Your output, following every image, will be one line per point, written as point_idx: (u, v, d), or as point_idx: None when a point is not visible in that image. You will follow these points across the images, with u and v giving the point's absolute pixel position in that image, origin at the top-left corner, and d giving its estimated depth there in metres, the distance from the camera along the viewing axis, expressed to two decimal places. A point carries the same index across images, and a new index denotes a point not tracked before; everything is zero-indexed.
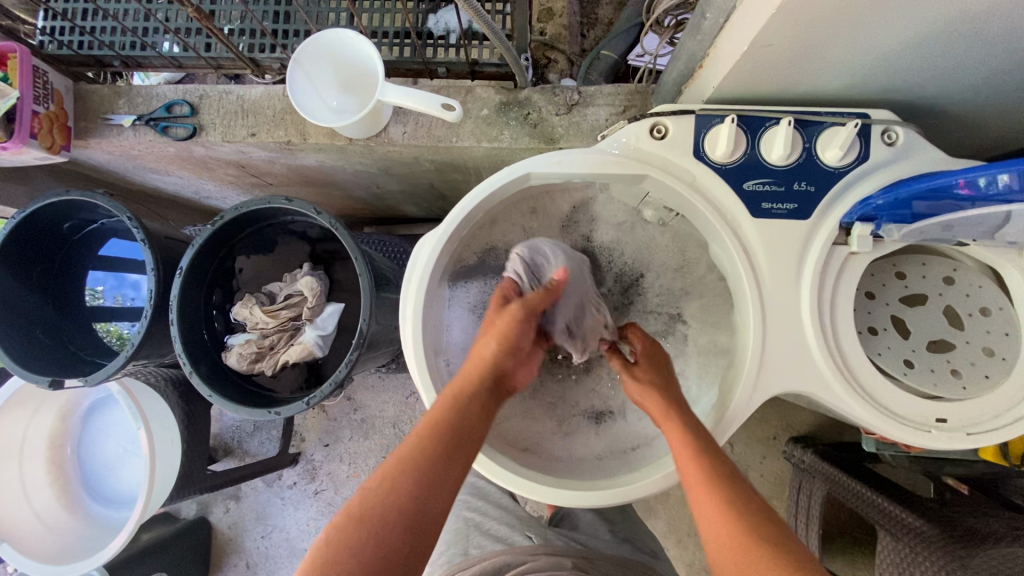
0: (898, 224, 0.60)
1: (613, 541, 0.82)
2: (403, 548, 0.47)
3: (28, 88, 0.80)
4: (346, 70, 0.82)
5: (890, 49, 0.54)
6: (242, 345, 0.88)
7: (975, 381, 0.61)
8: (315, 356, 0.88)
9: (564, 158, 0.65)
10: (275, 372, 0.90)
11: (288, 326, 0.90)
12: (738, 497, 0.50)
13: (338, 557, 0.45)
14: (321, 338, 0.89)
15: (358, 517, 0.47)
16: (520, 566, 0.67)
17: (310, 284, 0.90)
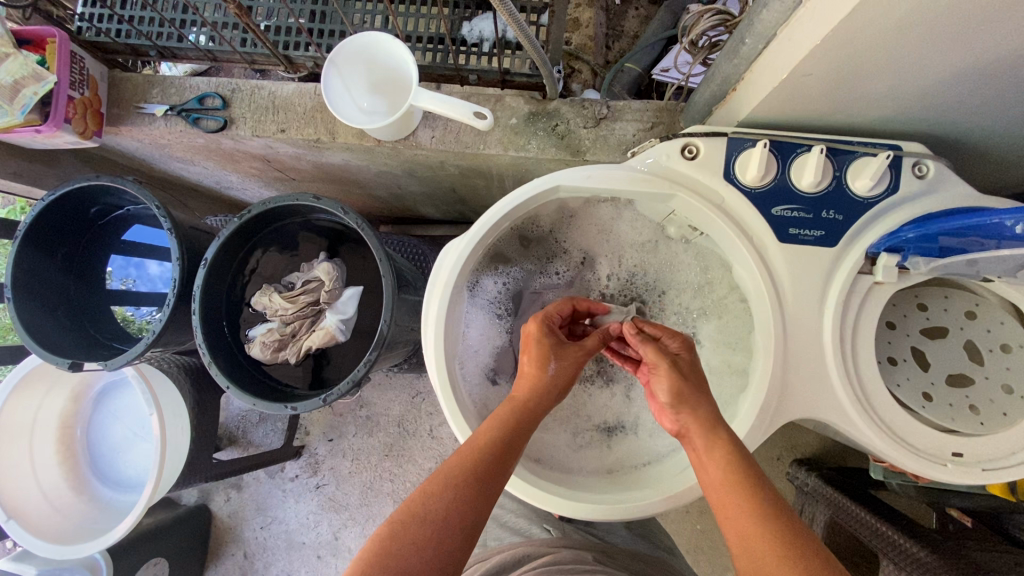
0: (924, 257, 0.59)
1: (627, 540, 0.82)
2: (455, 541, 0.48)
3: (65, 73, 0.81)
4: (379, 73, 0.82)
5: (929, 85, 0.54)
6: (266, 335, 0.89)
7: (993, 418, 0.61)
8: (338, 341, 0.90)
9: (595, 173, 0.65)
10: (298, 360, 0.91)
11: (308, 309, 0.92)
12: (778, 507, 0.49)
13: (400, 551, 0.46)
14: (342, 323, 0.90)
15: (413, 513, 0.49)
16: (537, 563, 0.68)
17: (327, 270, 0.91)
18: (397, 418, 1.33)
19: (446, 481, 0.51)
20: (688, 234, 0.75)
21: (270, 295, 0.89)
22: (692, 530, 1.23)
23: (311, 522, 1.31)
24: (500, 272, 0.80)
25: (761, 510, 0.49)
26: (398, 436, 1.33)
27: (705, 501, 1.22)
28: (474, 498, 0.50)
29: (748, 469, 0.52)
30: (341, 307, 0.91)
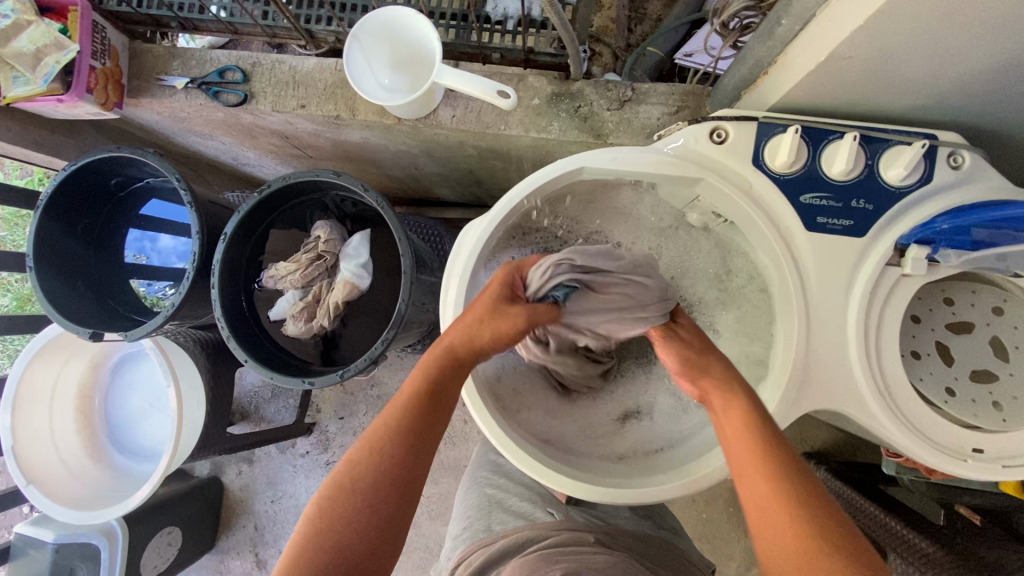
0: (956, 250, 0.59)
1: (633, 518, 0.82)
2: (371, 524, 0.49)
3: (87, 43, 0.81)
4: (401, 49, 0.81)
5: (970, 72, 0.53)
6: (296, 311, 0.89)
7: (1017, 415, 0.60)
8: (361, 289, 0.90)
9: (620, 156, 0.64)
10: (332, 324, 0.91)
11: (316, 261, 0.91)
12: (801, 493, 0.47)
13: (326, 531, 0.48)
14: (359, 270, 0.91)
15: (344, 487, 0.50)
16: (544, 540, 0.68)
17: (320, 225, 0.91)
18: None
19: (377, 448, 0.51)
20: (710, 220, 0.74)
21: (273, 266, 0.90)
22: (697, 519, 1.24)
23: None
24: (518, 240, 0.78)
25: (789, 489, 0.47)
26: None
27: (712, 490, 1.23)
28: (394, 472, 0.51)
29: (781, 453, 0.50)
30: (351, 252, 0.91)
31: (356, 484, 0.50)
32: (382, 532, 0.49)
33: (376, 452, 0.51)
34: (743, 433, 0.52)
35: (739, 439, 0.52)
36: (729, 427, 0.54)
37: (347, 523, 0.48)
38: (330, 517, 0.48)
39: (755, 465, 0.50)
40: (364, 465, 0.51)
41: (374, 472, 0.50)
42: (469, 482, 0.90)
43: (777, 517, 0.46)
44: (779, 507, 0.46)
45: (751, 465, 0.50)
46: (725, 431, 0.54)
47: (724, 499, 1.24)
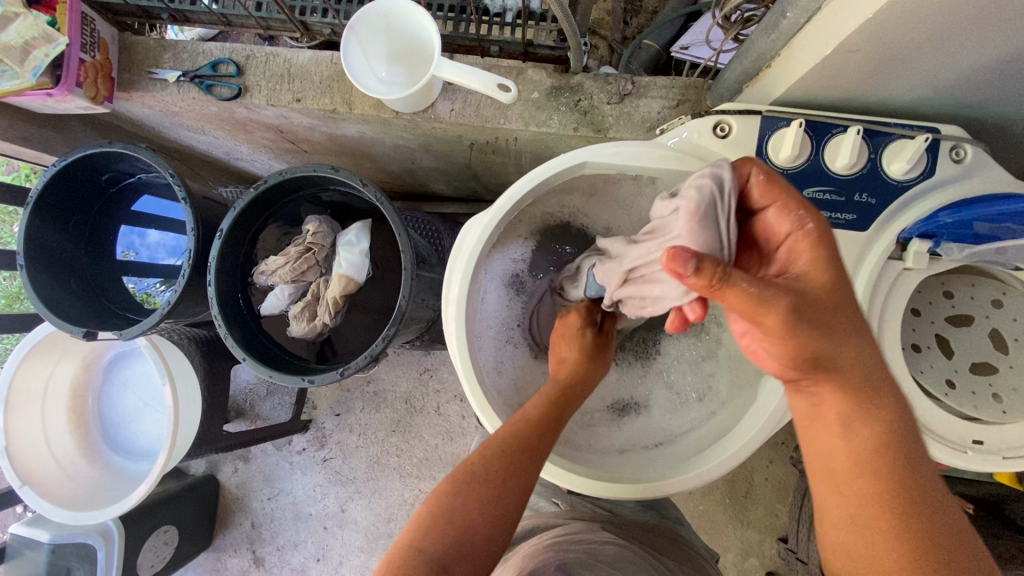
0: (959, 244, 0.59)
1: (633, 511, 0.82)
2: (484, 521, 0.52)
3: (77, 36, 0.79)
4: (398, 42, 0.80)
5: (974, 66, 0.53)
6: (297, 312, 0.88)
7: (1016, 407, 0.61)
8: (359, 282, 0.89)
9: (622, 150, 0.63)
10: (334, 320, 0.90)
11: (306, 254, 0.88)
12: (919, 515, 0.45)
13: (442, 519, 0.51)
14: (355, 264, 0.88)
15: (458, 483, 0.54)
16: (558, 525, 0.68)
17: (310, 219, 0.89)
18: (405, 395, 1.34)
19: (496, 449, 0.57)
20: None
21: (263, 261, 0.87)
22: (694, 511, 1.25)
23: (319, 494, 1.33)
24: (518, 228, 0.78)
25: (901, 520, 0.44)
26: (405, 412, 1.33)
27: (708, 482, 1.24)
28: (511, 471, 0.55)
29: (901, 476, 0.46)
30: (350, 242, 0.89)
31: (474, 481, 0.54)
32: (478, 550, 0.50)
33: (496, 453, 0.56)
34: (851, 454, 0.47)
35: (844, 454, 0.47)
36: (833, 449, 0.48)
37: (464, 517, 0.51)
38: (433, 529, 0.50)
39: (861, 486, 0.46)
40: (477, 466, 0.55)
41: (486, 472, 0.55)
42: None
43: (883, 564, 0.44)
44: (879, 529, 0.45)
45: (855, 480, 0.46)
46: (825, 452, 0.48)
47: (721, 492, 1.25)
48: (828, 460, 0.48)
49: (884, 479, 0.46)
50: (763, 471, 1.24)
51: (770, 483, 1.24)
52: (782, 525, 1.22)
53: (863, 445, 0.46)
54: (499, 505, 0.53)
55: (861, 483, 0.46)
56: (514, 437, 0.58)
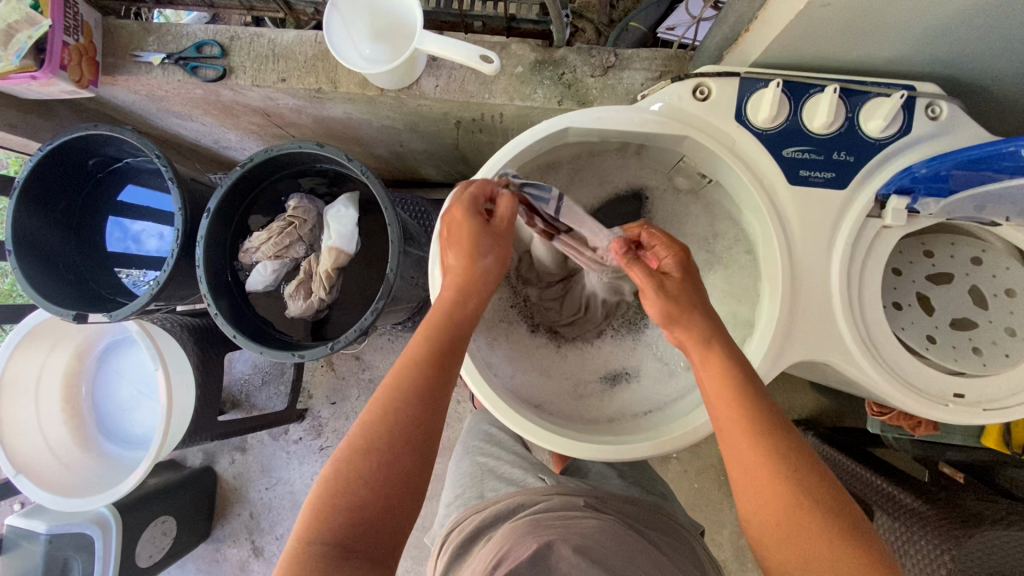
0: (935, 198, 0.60)
1: (624, 484, 0.82)
2: (402, 474, 0.50)
3: (60, 18, 0.79)
4: (381, 18, 0.81)
5: (948, 18, 0.53)
6: (292, 290, 0.89)
7: (996, 359, 0.62)
8: (349, 253, 0.89)
9: (604, 114, 0.64)
10: (330, 295, 0.90)
11: (288, 229, 0.88)
12: (792, 457, 0.49)
13: (348, 487, 0.48)
14: (343, 236, 0.88)
15: (359, 449, 0.49)
16: (534, 505, 0.68)
17: (292, 198, 0.90)
18: None
19: (399, 397, 0.52)
20: (696, 183, 0.75)
21: (247, 240, 0.88)
22: (689, 489, 1.25)
23: None
24: None
25: (778, 455, 0.49)
26: None
27: (703, 460, 1.25)
28: (420, 413, 0.52)
29: (767, 418, 0.51)
30: (339, 213, 0.89)
31: (372, 440, 0.50)
32: (402, 490, 0.49)
33: (397, 405, 0.52)
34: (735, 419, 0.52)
35: (721, 397, 0.53)
36: (714, 397, 0.53)
37: (376, 476, 0.49)
38: (344, 482, 0.49)
39: (746, 439, 0.51)
40: (376, 421, 0.51)
41: (392, 429, 0.51)
42: (462, 453, 0.90)
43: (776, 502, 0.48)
44: (764, 476, 0.49)
45: (739, 430, 0.51)
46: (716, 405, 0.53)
47: (715, 470, 1.26)
48: (721, 427, 0.53)
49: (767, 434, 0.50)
50: None
51: None
52: None
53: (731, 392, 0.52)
54: (416, 450, 0.51)
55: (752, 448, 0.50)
56: (419, 366, 0.54)
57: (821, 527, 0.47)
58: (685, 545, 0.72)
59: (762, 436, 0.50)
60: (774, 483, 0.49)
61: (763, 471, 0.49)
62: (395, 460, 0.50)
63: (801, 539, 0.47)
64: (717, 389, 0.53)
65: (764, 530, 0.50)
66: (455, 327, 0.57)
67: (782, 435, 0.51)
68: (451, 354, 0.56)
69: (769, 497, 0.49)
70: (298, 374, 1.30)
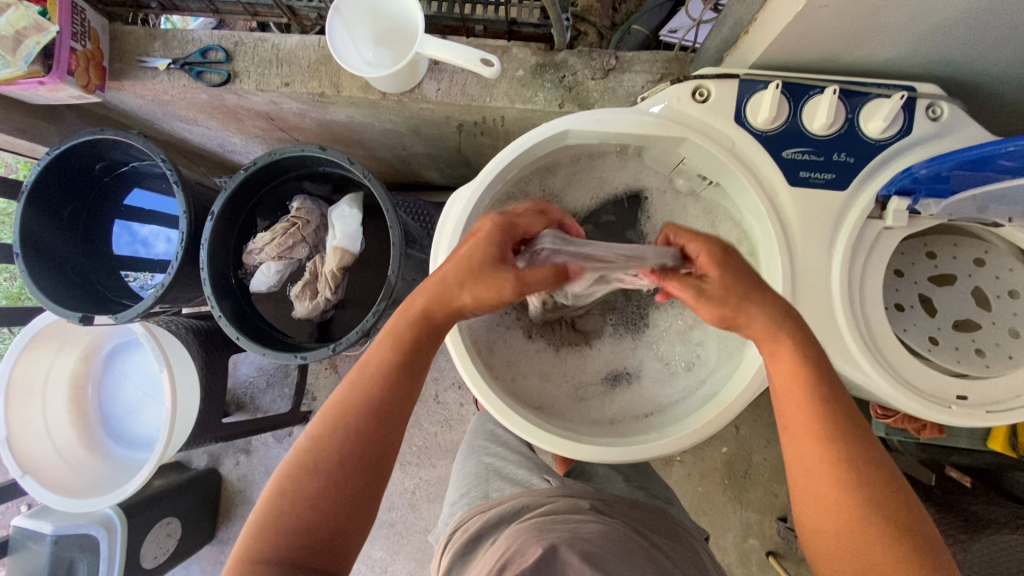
0: (936, 199, 0.60)
1: (627, 486, 0.82)
2: (354, 489, 0.49)
3: (67, 24, 0.80)
4: (383, 22, 0.81)
5: (947, 19, 0.53)
6: (299, 292, 0.90)
7: (999, 361, 0.61)
8: (354, 253, 0.89)
9: (604, 117, 0.64)
10: (336, 294, 0.91)
11: (291, 230, 0.89)
12: (866, 479, 0.45)
13: (294, 504, 0.47)
14: (346, 236, 0.89)
15: (310, 466, 0.48)
16: (539, 507, 0.68)
17: (295, 199, 0.91)
18: None
19: (354, 412, 0.51)
20: (696, 185, 0.75)
21: (251, 241, 0.89)
22: (693, 492, 1.25)
23: None
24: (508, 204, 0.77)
25: (851, 476, 0.45)
26: None
27: (706, 463, 1.24)
28: (376, 428, 0.51)
29: (844, 433, 0.47)
30: (343, 213, 0.90)
31: (324, 457, 0.49)
32: (354, 508, 0.48)
33: (351, 419, 0.50)
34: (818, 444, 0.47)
35: (793, 401, 0.49)
36: (786, 395, 0.50)
37: (328, 492, 0.48)
38: (300, 489, 0.48)
39: (818, 449, 0.47)
40: (330, 436, 0.50)
41: (345, 443, 0.50)
42: (465, 455, 0.90)
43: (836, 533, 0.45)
44: (830, 491, 0.46)
45: (809, 439, 0.48)
46: (786, 406, 0.50)
47: (719, 473, 1.26)
48: (789, 427, 0.49)
49: (855, 468, 0.46)
50: (761, 451, 1.24)
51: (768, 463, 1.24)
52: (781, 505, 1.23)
53: (806, 396, 0.49)
54: (369, 464, 0.50)
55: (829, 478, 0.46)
56: (378, 380, 0.52)
57: (891, 555, 0.43)
58: (688, 548, 0.71)
59: (835, 448, 0.47)
60: (842, 502, 0.45)
61: (831, 486, 0.46)
62: (348, 476, 0.49)
63: (860, 558, 0.44)
64: (791, 391, 0.49)
65: (823, 544, 0.46)
66: (419, 337, 0.55)
67: (862, 453, 0.46)
68: (412, 367, 0.54)
69: (837, 517, 0.45)
70: (302, 376, 1.30)
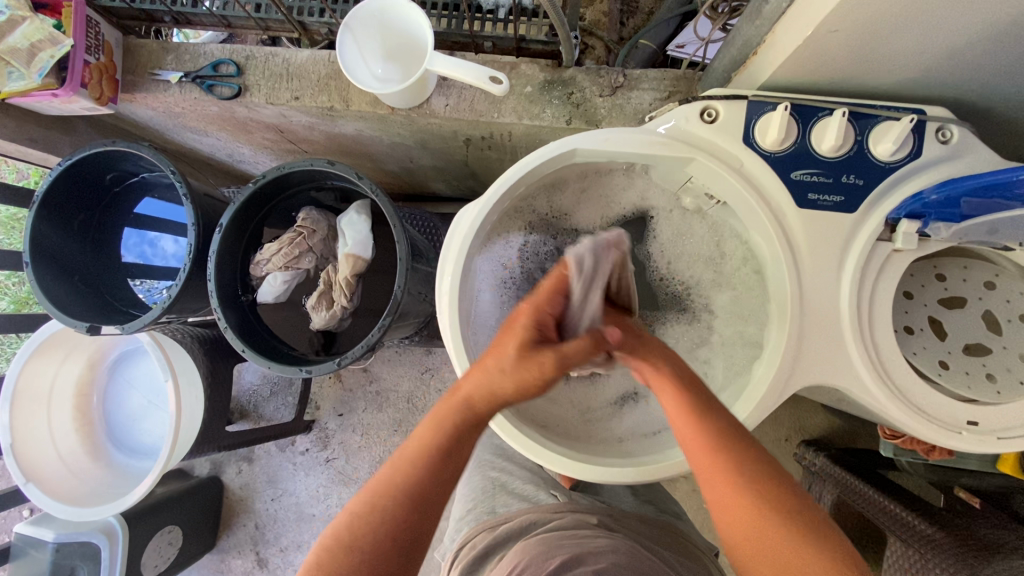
0: (946, 223, 0.59)
1: (634, 500, 0.81)
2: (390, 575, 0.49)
3: (82, 38, 0.81)
4: (393, 39, 0.82)
5: (960, 42, 0.53)
6: (315, 302, 0.90)
7: (1011, 386, 0.60)
8: (366, 259, 0.89)
9: (612, 137, 0.64)
10: (351, 301, 0.90)
11: (297, 239, 0.89)
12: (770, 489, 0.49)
13: None
14: (357, 243, 0.88)
15: (347, 544, 0.49)
16: (547, 523, 0.68)
17: (303, 212, 0.91)
18: (407, 394, 1.34)
19: (388, 495, 0.51)
20: (704, 203, 0.75)
21: (258, 252, 0.89)
22: (698, 509, 1.23)
23: (322, 495, 1.33)
24: (516, 219, 0.78)
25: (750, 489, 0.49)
26: (408, 411, 1.34)
27: None
28: (406, 514, 0.50)
29: (735, 449, 0.51)
30: (352, 220, 0.89)
31: (355, 539, 0.49)
32: None
33: (381, 503, 0.50)
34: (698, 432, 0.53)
35: (695, 438, 0.52)
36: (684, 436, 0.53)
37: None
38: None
39: (722, 473, 0.50)
40: (365, 516, 0.50)
41: (378, 528, 0.50)
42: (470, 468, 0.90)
43: (737, 502, 0.49)
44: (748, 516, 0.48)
45: (712, 463, 0.51)
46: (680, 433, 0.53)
47: None
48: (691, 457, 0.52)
49: (735, 457, 0.50)
50: None
51: None
52: None
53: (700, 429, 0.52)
54: (403, 550, 0.50)
55: (710, 450, 0.51)
56: (416, 462, 0.52)
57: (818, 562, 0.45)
58: (696, 563, 0.71)
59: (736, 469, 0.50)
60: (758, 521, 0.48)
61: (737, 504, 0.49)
62: (381, 560, 0.49)
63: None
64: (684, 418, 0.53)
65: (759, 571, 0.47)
66: (460, 430, 0.53)
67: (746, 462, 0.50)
68: (450, 452, 0.53)
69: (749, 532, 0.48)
70: (306, 385, 1.30)
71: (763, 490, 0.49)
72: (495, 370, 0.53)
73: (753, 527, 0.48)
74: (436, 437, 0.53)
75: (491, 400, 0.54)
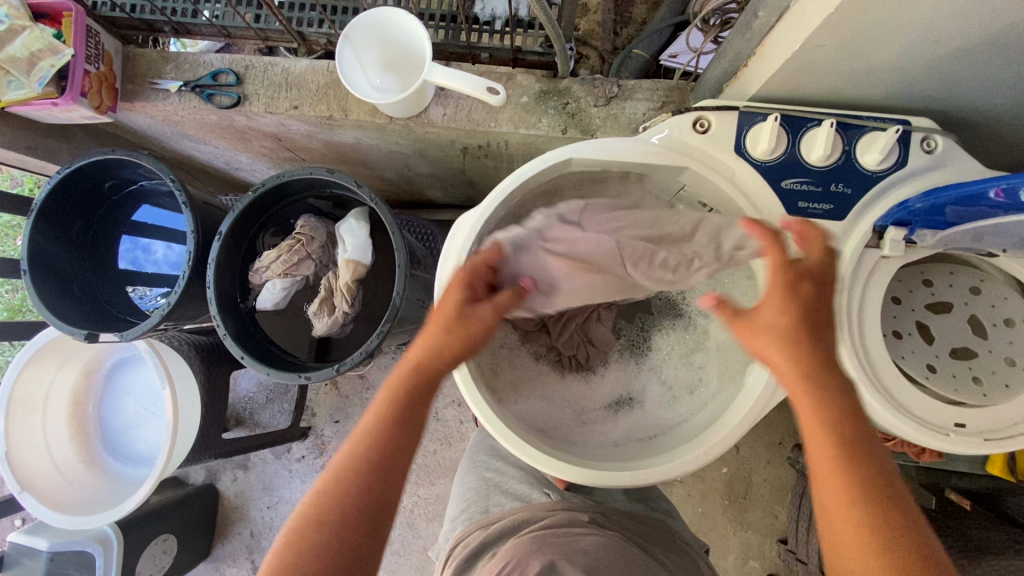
0: (931, 230, 0.61)
1: (630, 503, 0.82)
2: (357, 547, 0.51)
3: (82, 47, 0.82)
4: (391, 50, 0.83)
5: (941, 56, 0.55)
6: (316, 309, 0.90)
7: (996, 389, 0.62)
8: (366, 264, 0.89)
9: (607, 147, 0.66)
10: (353, 307, 0.91)
11: (296, 247, 0.89)
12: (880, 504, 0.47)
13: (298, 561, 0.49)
14: (357, 249, 0.89)
15: (315, 520, 0.51)
16: (540, 521, 0.68)
17: (302, 219, 0.91)
18: None
19: (354, 466, 0.53)
20: (696, 211, 0.77)
21: (257, 259, 0.90)
22: (693, 513, 1.24)
23: None
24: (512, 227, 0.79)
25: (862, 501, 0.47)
26: None
27: (706, 484, 1.24)
28: (374, 483, 0.53)
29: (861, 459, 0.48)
30: (351, 227, 0.90)
31: (324, 514, 0.51)
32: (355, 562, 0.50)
33: (349, 474, 0.53)
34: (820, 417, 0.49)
35: (824, 439, 0.49)
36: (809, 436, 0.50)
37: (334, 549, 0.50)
38: (296, 553, 0.49)
39: (840, 481, 0.48)
40: (333, 491, 0.52)
41: (343, 499, 0.52)
42: (466, 472, 0.90)
43: (844, 507, 0.47)
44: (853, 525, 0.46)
45: (833, 469, 0.48)
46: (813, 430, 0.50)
47: (719, 493, 1.25)
48: (810, 459, 0.50)
49: (862, 470, 0.48)
50: (761, 472, 1.24)
51: (768, 483, 1.24)
52: (782, 526, 1.22)
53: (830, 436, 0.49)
54: (371, 520, 0.52)
55: (838, 455, 0.48)
56: (379, 429, 0.55)
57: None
58: (689, 563, 0.71)
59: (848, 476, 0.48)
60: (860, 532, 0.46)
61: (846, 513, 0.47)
62: (349, 531, 0.51)
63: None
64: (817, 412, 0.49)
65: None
66: (416, 392, 0.57)
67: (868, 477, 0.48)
68: (412, 415, 0.56)
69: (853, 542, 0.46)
70: (303, 392, 1.30)
71: (875, 504, 0.47)
72: (439, 331, 0.59)
73: (852, 538, 0.46)
74: (393, 402, 0.56)
75: (442, 360, 0.58)
